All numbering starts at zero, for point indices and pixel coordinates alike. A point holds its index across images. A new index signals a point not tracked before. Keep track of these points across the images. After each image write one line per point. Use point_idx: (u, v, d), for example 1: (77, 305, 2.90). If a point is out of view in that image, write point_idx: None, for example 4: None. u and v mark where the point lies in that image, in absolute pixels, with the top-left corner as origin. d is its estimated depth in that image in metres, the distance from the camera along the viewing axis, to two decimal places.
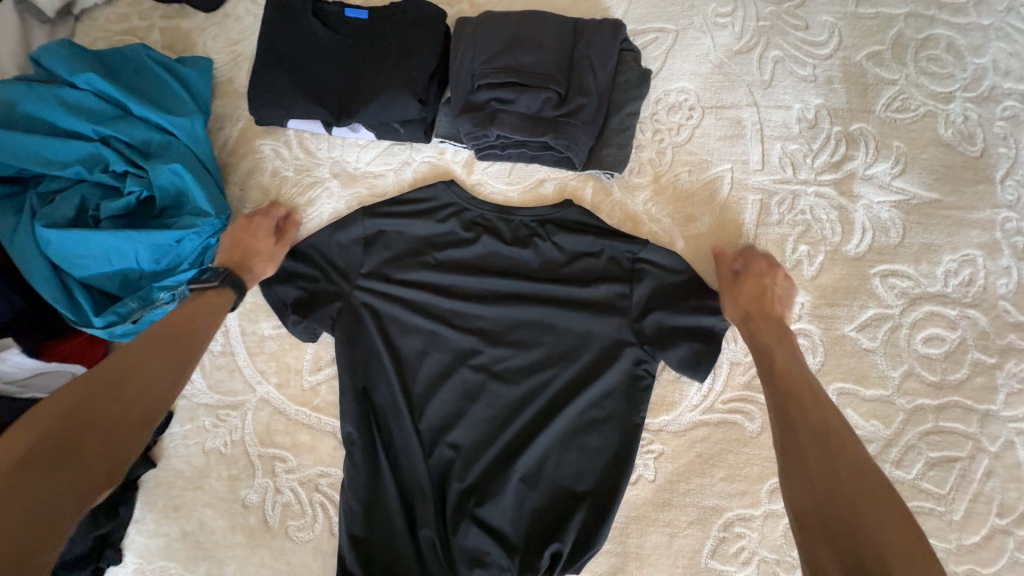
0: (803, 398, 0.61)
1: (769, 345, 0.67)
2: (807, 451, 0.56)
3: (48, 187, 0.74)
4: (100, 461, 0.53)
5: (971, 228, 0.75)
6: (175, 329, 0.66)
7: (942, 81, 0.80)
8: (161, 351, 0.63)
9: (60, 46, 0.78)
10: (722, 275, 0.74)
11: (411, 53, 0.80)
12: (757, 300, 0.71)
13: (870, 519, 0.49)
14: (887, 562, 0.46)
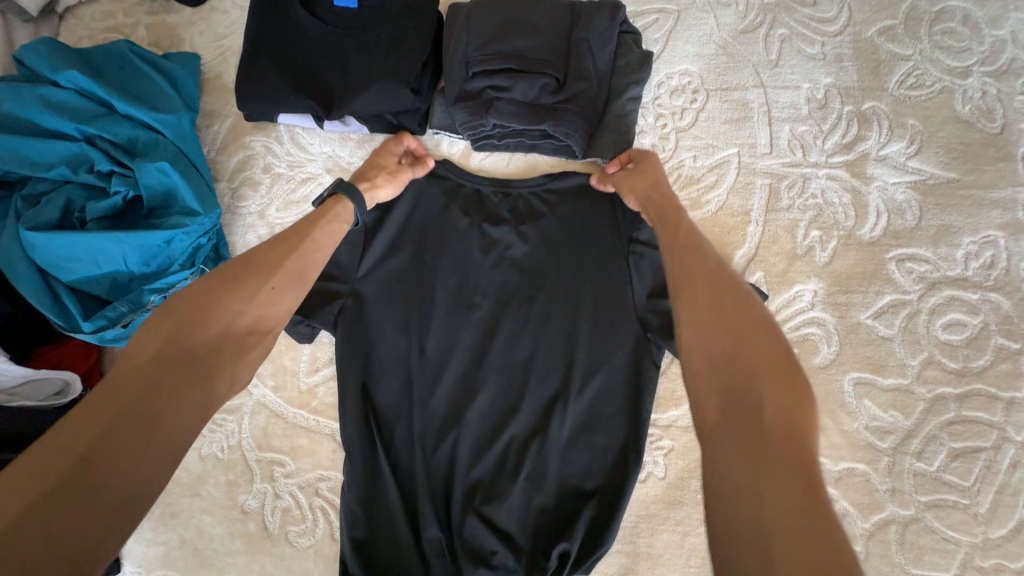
0: (700, 248, 0.56)
1: (667, 215, 0.63)
2: (694, 291, 0.52)
3: (33, 190, 0.72)
4: (214, 381, 0.49)
5: (992, 208, 0.72)
6: (315, 240, 0.63)
7: (958, 55, 0.76)
8: (274, 265, 0.58)
9: (40, 42, 0.75)
10: (622, 173, 0.73)
11: (403, 42, 0.77)
12: (653, 184, 0.69)
13: (751, 348, 0.45)
14: (756, 387, 0.42)
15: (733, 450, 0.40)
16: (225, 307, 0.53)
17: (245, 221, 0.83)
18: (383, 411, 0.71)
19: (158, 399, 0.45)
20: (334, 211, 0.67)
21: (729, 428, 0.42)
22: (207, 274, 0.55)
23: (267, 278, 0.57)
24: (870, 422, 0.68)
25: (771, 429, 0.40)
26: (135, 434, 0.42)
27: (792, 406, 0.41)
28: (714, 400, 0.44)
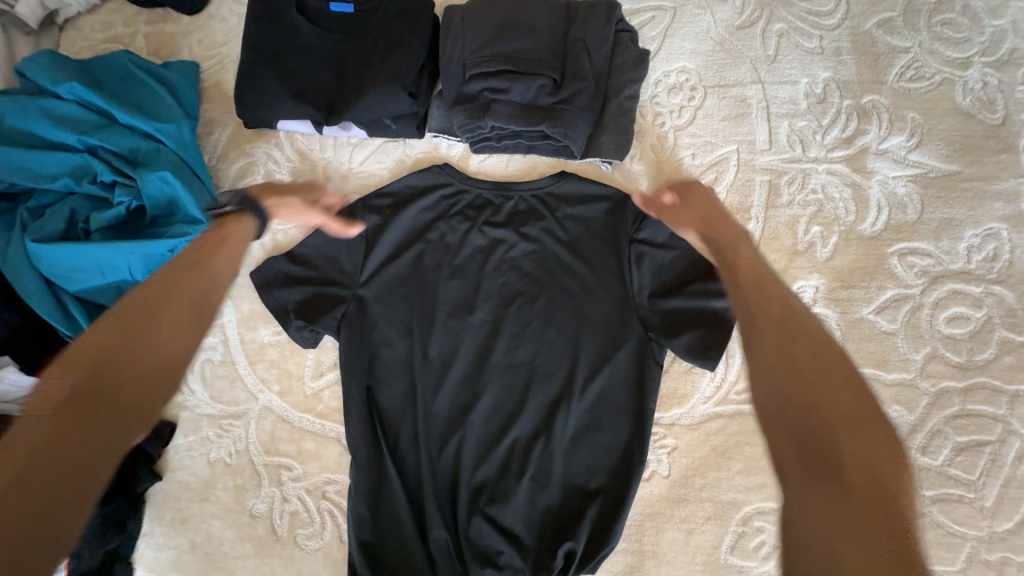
0: (768, 290, 0.57)
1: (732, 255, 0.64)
2: (766, 332, 0.53)
3: (38, 202, 0.73)
4: (143, 403, 0.52)
5: (994, 200, 0.71)
6: (214, 265, 0.63)
7: (958, 46, 0.75)
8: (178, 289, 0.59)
9: (42, 56, 0.76)
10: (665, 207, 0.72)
11: (399, 45, 0.77)
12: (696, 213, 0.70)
13: (831, 399, 0.47)
14: (835, 437, 0.45)
15: (805, 492, 0.43)
16: (135, 337, 0.54)
17: None
18: (388, 414, 0.72)
19: (71, 433, 0.47)
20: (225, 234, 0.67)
21: (807, 472, 0.44)
22: (124, 302, 0.57)
23: (163, 309, 0.57)
24: None
25: (847, 478, 0.42)
26: (56, 462, 0.45)
27: (871, 457, 0.44)
28: (791, 451, 0.46)
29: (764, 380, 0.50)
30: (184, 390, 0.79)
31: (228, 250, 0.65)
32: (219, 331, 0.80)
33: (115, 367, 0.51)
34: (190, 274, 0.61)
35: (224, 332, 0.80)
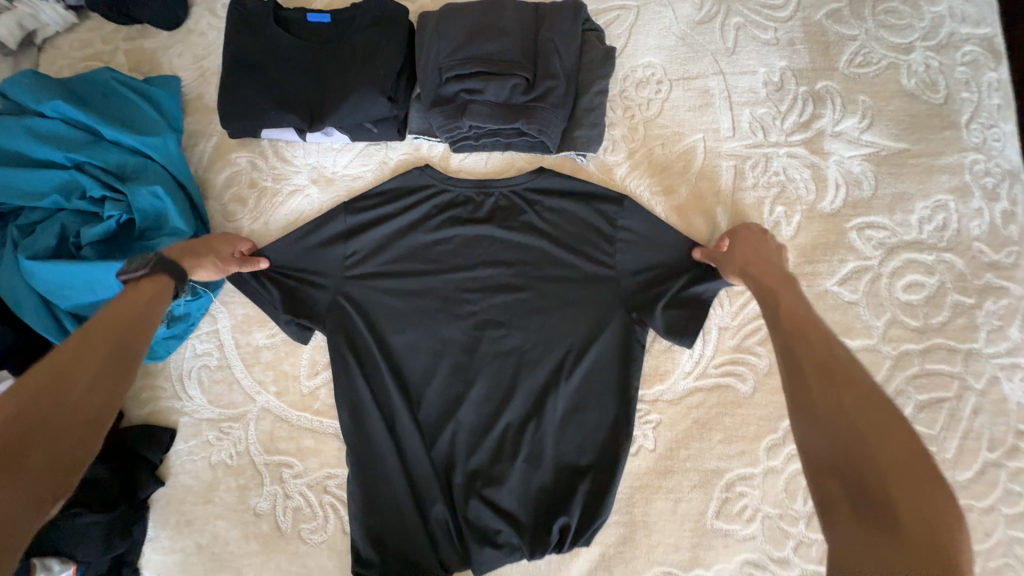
0: (808, 333, 0.53)
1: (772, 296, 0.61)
2: (811, 377, 0.49)
3: (27, 218, 0.74)
4: (77, 447, 0.49)
5: (941, 173, 0.77)
6: (142, 319, 0.61)
7: (901, 33, 0.81)
8: (117, 339, 0.58)
9: (25, 76, 0.78)
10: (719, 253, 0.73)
11: (377, 52, 0.80)
12: (746, 260, 0.68)
13: (884, 456, 0.43)
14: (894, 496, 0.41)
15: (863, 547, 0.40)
16: (68, 385, 0.51)
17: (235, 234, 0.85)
18: (384, 406, 0.75)
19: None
20: (145, 290, 0.63)
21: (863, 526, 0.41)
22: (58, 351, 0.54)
23: (94, 357, 0.55)
24: None
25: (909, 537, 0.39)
26: None
27: (931, 519, 0.40)
28: (841, 503, 0.43)
29: (807, 433, 0.47)
30: (183, 396, 0.80)
31: (146, 297, 0.63)
32: (214, 337, 0.82)
33: (47, 411, 0.49)
34: (134, 323, 0.60)
35: (218, 338, 0.82)
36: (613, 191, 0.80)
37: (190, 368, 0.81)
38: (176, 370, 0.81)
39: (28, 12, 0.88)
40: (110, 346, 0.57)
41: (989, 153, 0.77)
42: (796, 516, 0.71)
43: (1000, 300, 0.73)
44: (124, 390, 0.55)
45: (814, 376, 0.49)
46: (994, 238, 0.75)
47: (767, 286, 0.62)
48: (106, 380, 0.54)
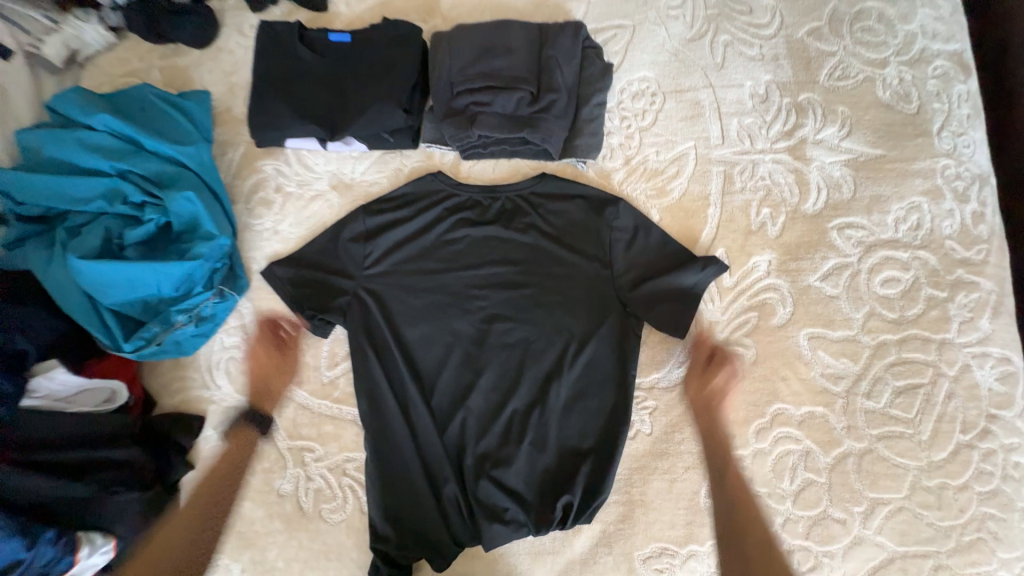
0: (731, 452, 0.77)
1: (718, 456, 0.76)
2: (726, 488, 0.74)
3: (74, 222, 0.81)
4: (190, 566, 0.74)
5: (915, 177, 0.83)
6: (213, 481, 0.81)
7: (876, 49, 0.88)
8: (186, 526, 0.77)
9: (75, 93, 0.85)
10: (697, 363, 0.80)
11: (394, 69, 0.88)
12: (713, 387, 0.79)
13: None
14: None
15: None
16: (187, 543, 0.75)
17: (260, 236, 0.91)
18: (400, 393, 0.81)
19: None
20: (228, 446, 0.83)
21: None
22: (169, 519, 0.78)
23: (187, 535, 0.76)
24: (823, 369, 0.79)
25: None
26: None
27: None
28: None
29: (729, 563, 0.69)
30: (212, 385, 0.86)
31: (232, 460, 0.82)
32: (241, 331, 0.88)
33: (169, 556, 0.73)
34: (208, 497, 0.80)
35: (245, 332, 0.88)
36: (612, 195, 0.86)
37: (219, 360, 0.87)
38: (206, 362, 0.87)
39: (72, 32, 0.96)
40: (200, 516, 0.78)
41: (959, 158, 0.83)
42: (784, 495, 0.76)
43: (970, 294, 0.79)
44: (209, 525, 0.78)
45: (740, 503, 0.73)
46: (964, 237, 0.81)
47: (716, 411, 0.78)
48: (198, 544, 0.76)
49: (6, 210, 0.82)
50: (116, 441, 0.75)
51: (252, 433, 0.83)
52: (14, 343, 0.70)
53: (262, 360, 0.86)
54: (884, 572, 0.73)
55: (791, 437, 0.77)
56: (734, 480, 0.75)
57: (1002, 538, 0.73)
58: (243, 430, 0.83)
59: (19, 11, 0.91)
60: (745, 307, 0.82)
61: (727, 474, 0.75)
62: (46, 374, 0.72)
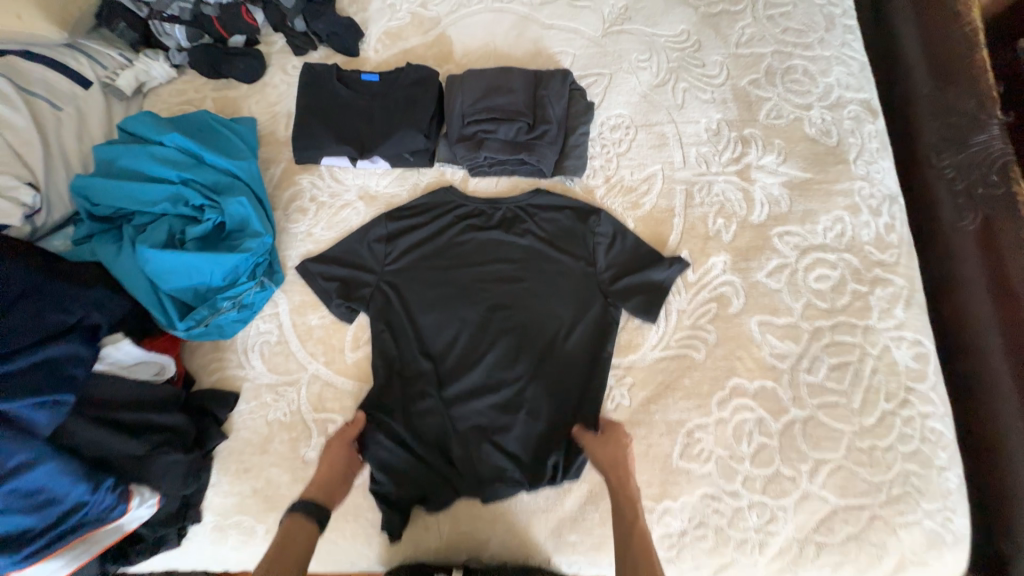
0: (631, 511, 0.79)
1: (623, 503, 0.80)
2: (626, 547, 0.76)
3: (140, 221, 0.96)
4: None
5: (838, 195, 1.03)
6: None
7: (803, 96, 1.10)
8: None
9: (149, 116, 1.02)
10: (592, 438, 0.87)
11: (415, 102, 1.07)
12: (615, 454, 0.84)
13: None
14: None
15: None
16: None
17: (295, 237, 1.06)
18: (416, 370, 0.96)
19: None
20: (284, 529, 0.79)
21: None
22: None
23: None
24: (771, 350, 0.94)
25: None
26: None
27: None
28: None
29: None
30: (246, 364, 0.98)
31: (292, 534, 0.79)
32: (275, 318, 1.01)
33: None
34: None
35: (278, 319, 1.01)
36: (594, 206, 1.04)
37: (254, 343, 0.99)
38: (242, 344, 1.00)
39: (143, 69, 1.15)
40: None
41: (872, 181, 1.04)
42: (743, 456, 0.89)
43: (886, 288, 0.97)
44: None
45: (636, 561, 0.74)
46: (879, 243, 1.00)
47: (615, 473, 0.83)
48: None
49: (81, 210, 0.96)
50: (166, 406, 0.86)
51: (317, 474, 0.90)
52: (91, 316, 0.82)
53: (330, 457, 0.88)
54: (830, 521, 0.85)
55: (747, 406, 0.91)
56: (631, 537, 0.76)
57: (925, 491, 0.86)
58: (295, 516, 0.80)
59: (99, 51, 1.12)
60: (706, 299, 0.98)
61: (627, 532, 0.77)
62: (113, 344, 0.83)
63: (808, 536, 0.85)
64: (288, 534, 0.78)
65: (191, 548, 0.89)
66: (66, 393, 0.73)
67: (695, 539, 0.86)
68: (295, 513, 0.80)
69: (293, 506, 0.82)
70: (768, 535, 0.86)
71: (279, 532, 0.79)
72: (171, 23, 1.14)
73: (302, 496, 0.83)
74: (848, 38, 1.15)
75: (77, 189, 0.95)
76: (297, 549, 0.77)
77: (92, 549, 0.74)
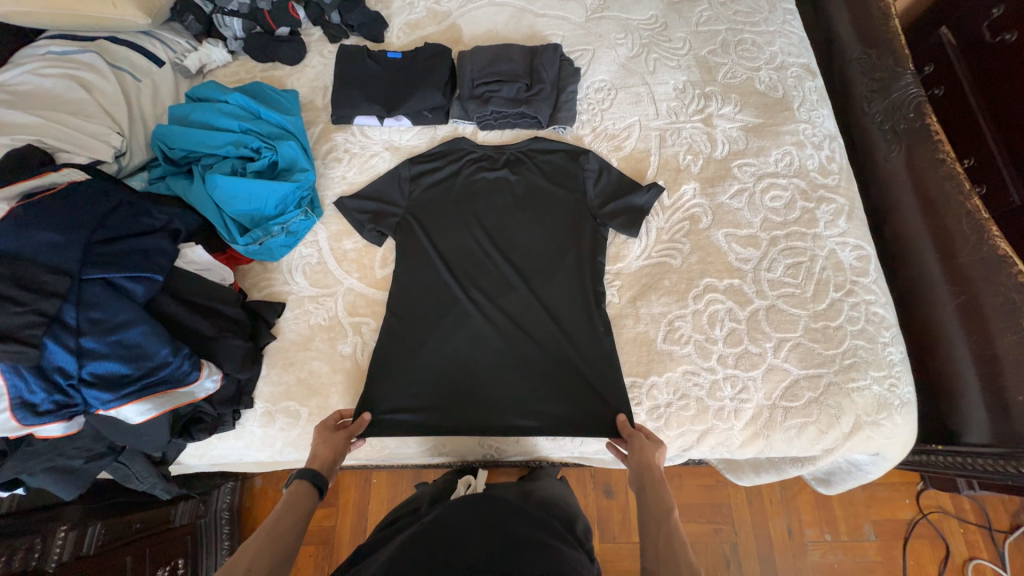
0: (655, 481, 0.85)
1: (661, 487, 0.84)
2: (651, 508, 0.83)
3: (207, 161, 1.16)
4: None
5: (786, 134, 1.23)
6: None
7: (753, 60, 1.33)
8: None
9: (215, 84, 1.24)
10: (639, 437, 0.93)
11: (434, 71, 1.30)
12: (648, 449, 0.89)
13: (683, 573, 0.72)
14: None
15: None
16: None
17: (332, 180, 1.26)
18: (435, 283, 1.13)
19: None
20: (288, 494, 0.84)
21: None
22: None
23: None
24: (736, 256, 1.12)
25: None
26: None
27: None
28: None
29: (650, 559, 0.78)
30: (290, 281, 1.15)
31: (294, 497, 0.83)
32: (315, 244, 1.19)
33: None
34: None
35: (318, 245, 1.19)
36: (584, 148, 1.24)
37: (297, 264, 1.16)
38: (287, 265, 1.16)
39: (205, 53, 1.38)
40: None
41: (814, 124, 1.25)
42: (717, 339, 1.05)
43: (830, 205, 1.15)
44: None
45: (654, 514, 0.82)
46: (822, 170, 1.20)
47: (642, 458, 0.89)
48: None
49: (159, 155, 1.17)
50: (227, 302, 1.02)
51: (356, 364, 1.07)
52: (174, 224, 1.01)
53: (333, 439, 0.93)
54: (793, 386, 1.01)
55: (719, 299, 1.08)
56: (652, 496, 0.84)
57: (872, 361, 1.02)
58: (299, 484, 0.85)
59: (170, 39, 1.36)
60: (680, 219, 1.17)
61: (650, 492, 0.84)
62: (189, 248, 1.02)
63: (775, 403, 1.00)
64: (293, 498, 0.83)
65: (245, 430, 1.04)
66: (157, 273, 0.91)
67: (679, 408, 1.01)
68: (299, 481, 0.85)
69: (298, 473, 0.86)
70: (741, 402, 1.01)
71: (285, 497, 0.83)
72: (230, 16, 1.39)
73: (305, 466, 0.87)
74: (789, 18, 1.40)
75: (157, 135, 1.15)
76: (299, 512, 0.82)
77: (172, 402, 0.88)
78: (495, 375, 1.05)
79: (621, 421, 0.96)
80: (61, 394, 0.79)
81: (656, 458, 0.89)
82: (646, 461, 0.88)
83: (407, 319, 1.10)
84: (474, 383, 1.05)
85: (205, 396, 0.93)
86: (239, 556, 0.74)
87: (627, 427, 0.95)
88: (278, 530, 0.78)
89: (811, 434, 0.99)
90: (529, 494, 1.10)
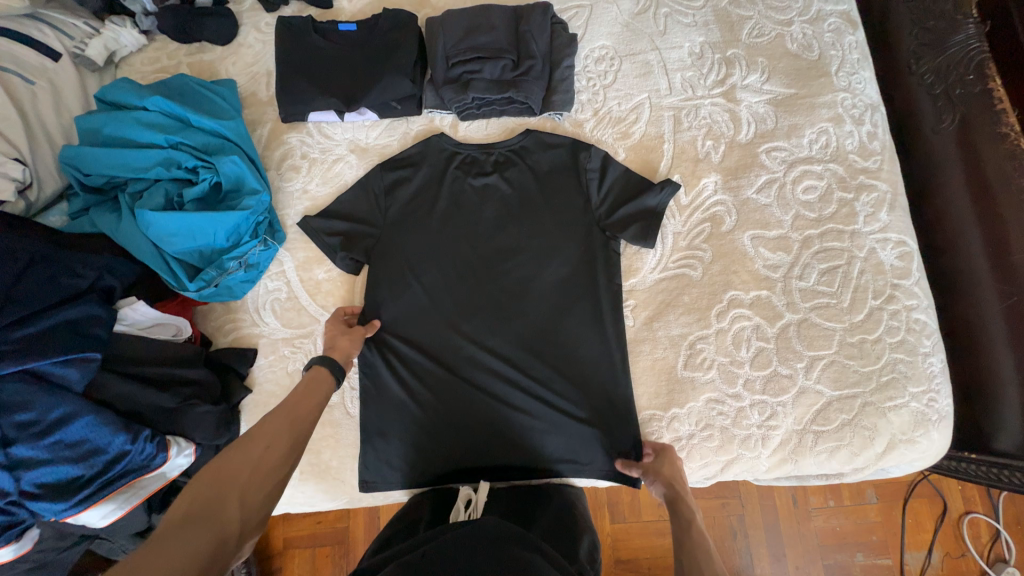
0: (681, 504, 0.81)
1: (685, 512, 0.80)
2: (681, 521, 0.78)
3: (135, 188, 0.95)
4: None
5: (822, 108, 1.05)
6: None
7: (782, 11, 1.11)
8: None
9: (126, 83, 1.00)
10: (647, 462, 0.89)
11: (398, 48, 1.06)
12: (668, 471, 0.86)
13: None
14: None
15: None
16: None
17: (291, 195, 1.07)
18: (425, 316, 0.99)
19: None
20: (306, 380, 0.81)
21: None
22: None
23: None
24: (764, 262, 0.98)
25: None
26: None
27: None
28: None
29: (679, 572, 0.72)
30: (259, 322, 1.01)
31: (312, 385, 0.80)
32: (282, 276, 1.03)
33: None
34: None
35: (285, 277, 1.03)
36: (585, 142, 1.05)
37: (265, 301, 1.02)
38: (253, 304, 1.02)
39: (112, 36, 1.11)
40: None
41: (854, 92, 1.05)
42: (743, 361, 0.95)
43: (871, 194, 1.00)
44: None
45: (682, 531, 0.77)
46: (863, 151, 1.03)
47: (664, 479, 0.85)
48: None
49: (74, 183, 0.96)
50: (188, 363, 0.88)
51: (348, 413, 0.98)
52: (104, 280, 0.84)
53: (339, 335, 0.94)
54: (824, 408, 0.92)
55: (744, 315, 0.96)
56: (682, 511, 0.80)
57: (911, 376, 0.93)
58: (319, 370, 0.83)
59: (63, 20, 1.07)
60: (700, 220, 1.01)
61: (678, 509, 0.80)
62: (130, 306, 0.87)
63: (805, 427, 0.92)
64: (312, 384, 0.80)
65: None
66: (94, 350, 0.77)
67: (702, 439, 0.93)
68: (317, 369, 0.83)
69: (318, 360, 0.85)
70: (769, 429, 0.92)
71: (301, 382, 0.81)
72: None
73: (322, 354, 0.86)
74: None
75: (65, 160, 0.93)
76: (316, 399, 0.79)
77: (139, 494, 0.77)
78: (502, 424, 0.95)
79: (622, 465, 0.90)
80: (2, 514, 0.69)
81: (674, 475, 0.85)
82: (667, 480, 0.84)
83: (397, 360, 0.98)
84: (479, 433, 0.95)
85: (180, 473, 0.83)
86: (259, 431, 0.70)
87: (630, 464, 0.90)
88: (296, 413, 0.74)
89: (843, 456, 0.92)
90: (530, 520, 0.84)
